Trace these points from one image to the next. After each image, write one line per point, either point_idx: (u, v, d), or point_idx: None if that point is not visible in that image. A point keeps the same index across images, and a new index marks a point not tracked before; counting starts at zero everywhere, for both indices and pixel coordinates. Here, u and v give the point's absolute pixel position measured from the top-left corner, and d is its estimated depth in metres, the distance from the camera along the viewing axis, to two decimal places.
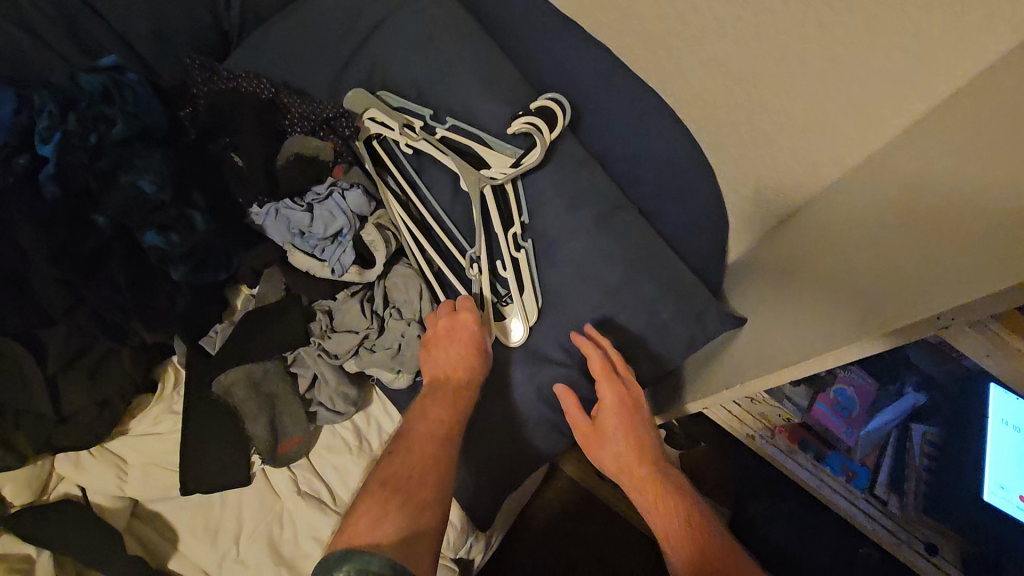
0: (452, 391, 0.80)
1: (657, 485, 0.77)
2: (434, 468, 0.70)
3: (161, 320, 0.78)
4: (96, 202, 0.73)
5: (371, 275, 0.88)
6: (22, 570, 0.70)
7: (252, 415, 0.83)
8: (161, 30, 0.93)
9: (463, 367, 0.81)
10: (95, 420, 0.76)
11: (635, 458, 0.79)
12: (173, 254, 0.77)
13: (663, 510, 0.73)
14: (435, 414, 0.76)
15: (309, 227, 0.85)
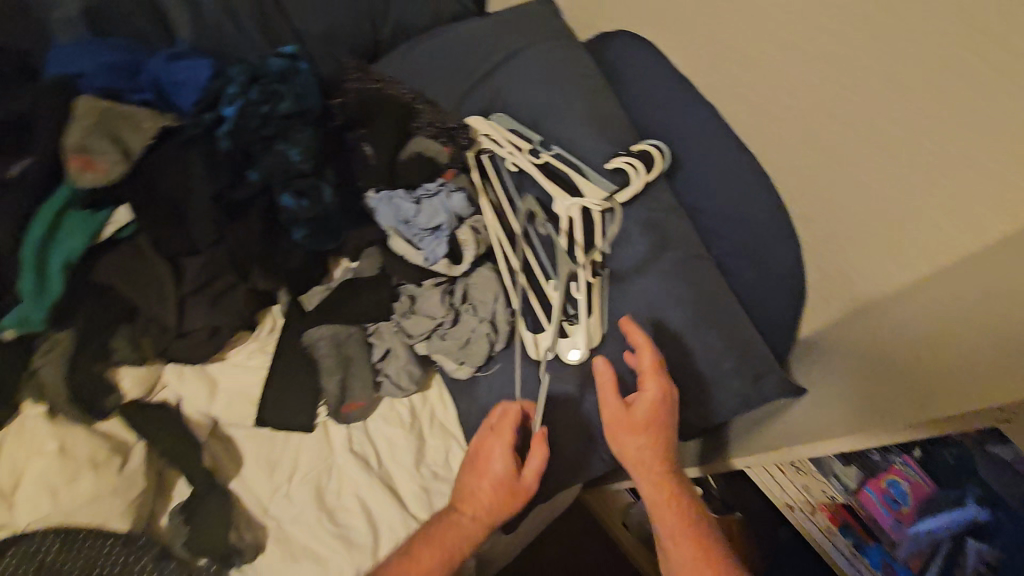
0: (468, 519, 0.82)
1: (676, 508, 0.83)
2: (470, 532, 0.81)
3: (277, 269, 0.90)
4: (252, 160, 0.87)
5: (457, 270, 0.97)
6: (123, 453, 0.80)
7: (328, 369, 0.93)
8: (331, 34, 1.10)
9: (487, 496, 0.82)
10: (206, 341, 0.87)
11: (659, 458, 0.84)
12: (301, 217, 0.89)
13: (682, 534, 0.82)
14: (444, 535, 0.81)
15: (414, 218, 0.95)
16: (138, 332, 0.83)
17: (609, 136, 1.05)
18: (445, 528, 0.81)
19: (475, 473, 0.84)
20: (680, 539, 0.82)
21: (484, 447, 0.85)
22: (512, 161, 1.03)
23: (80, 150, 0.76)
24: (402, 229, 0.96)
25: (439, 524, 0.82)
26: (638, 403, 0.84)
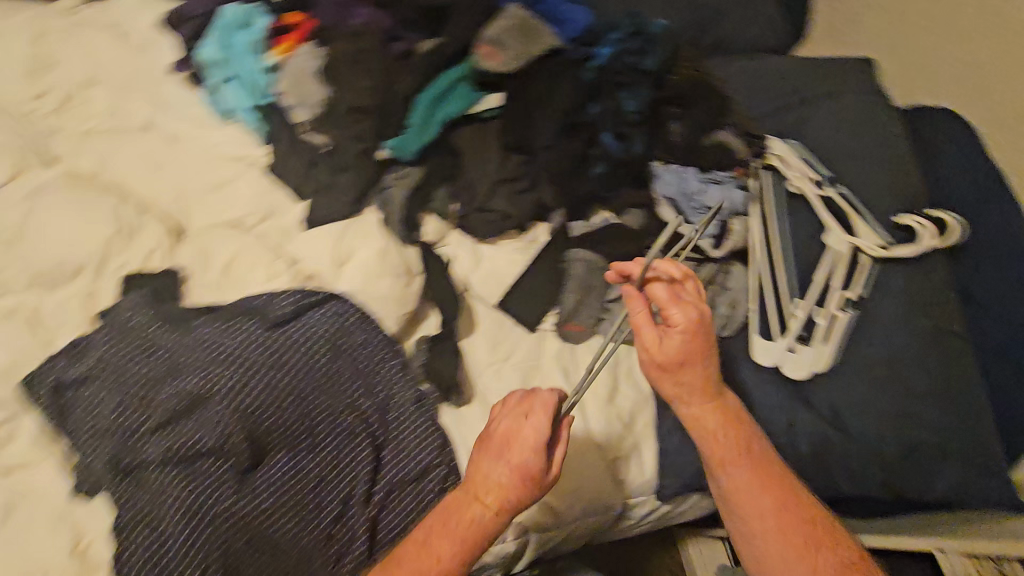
0: (481, 509, 0.72)
1: (720, 445, 0.82)
2: (488, 523, 0.72)
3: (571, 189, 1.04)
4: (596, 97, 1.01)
5: (716, 254, 1.02)
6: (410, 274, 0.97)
7: (572, 287, 1.06)
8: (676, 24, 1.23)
9: (492, 506, 0.72)
10: (496, 222, 1.04)
11: (706, 386, 0.83)
12: (609, 155, 1.03)
13: (776, 510, 0.80)
14: (460, 520, 0.72)
15: (695, 195, 1.04)
16: (455, 192, 1.03)
17: (902, 197, 1.06)
18: (471, 480, 0.74)
19: (473, 467, 0.75)
20: (761, 501, 0.80)
21: (500, 451, 0.74)
22: (796, 183, 1.07)
23: (491, 43, 0.95)
24: (676, 200, 1.06)
25: (466, 482, 0.74)
26: (668, 339, 0.81)
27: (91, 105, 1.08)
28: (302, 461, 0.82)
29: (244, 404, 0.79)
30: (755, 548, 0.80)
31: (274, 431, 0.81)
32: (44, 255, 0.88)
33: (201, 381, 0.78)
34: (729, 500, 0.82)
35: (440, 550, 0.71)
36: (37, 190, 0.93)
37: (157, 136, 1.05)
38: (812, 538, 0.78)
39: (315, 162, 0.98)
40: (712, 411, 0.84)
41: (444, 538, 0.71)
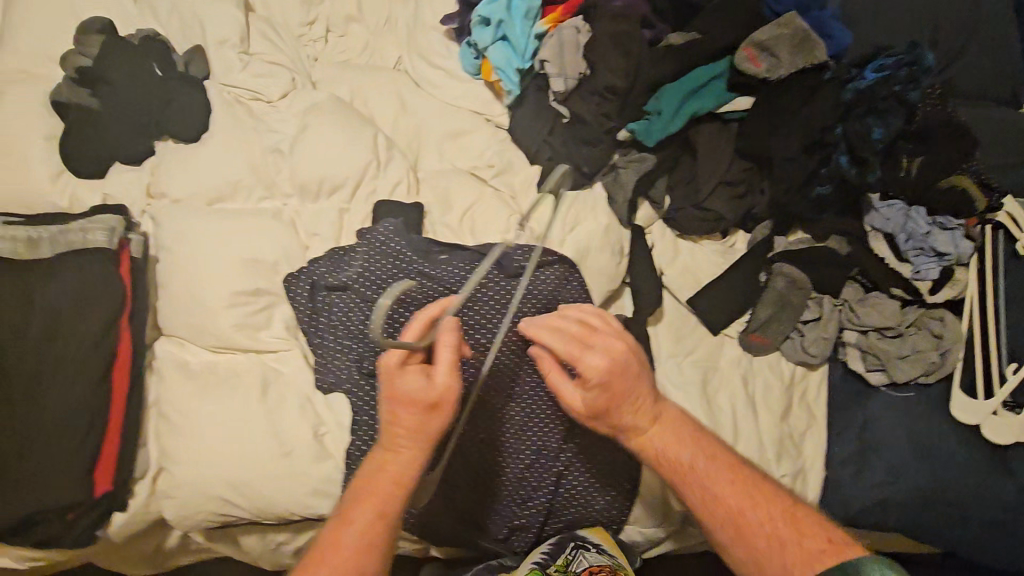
0: (378, 479, 0.70)
1: (681, 445, 0.77)
2: (399, 481, 0.70)
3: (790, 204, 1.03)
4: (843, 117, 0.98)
5: (931, 300, 1.01)
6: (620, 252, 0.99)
7: (766, 300, 1.06)
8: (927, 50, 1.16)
9: (397, 466, 0.70)
10: (707, 222, 1.06)
11: (629, 369, 0.77)
12: (840, 177, 1.01)
13: (765, 521, 0.70)
14: (361, 498, 0.69)
15: (921, 236, 1.01)
16: (673, 184, 1.05)
17: None
18: (348, 506, 0.68)
19: (384, 450, 0.71)
20: (711, 480, 0.74)
21: (383, 457, 0.71)
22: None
23: (757, 47, 0.94)
24: (895, 237, 1.03)
25: (353, 498, 0.69)
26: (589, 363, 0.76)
27: (348, 37, 1.15)
28: (512, 403, 0.90)
29: (476, 341, 0.88)
30: (739, 550, 0.71)
31: (494, 372, 0.89)
32: (308, 168, 0.96)
33: (447, 311, 0.88)
34: (703, 501, 0.74)
35: (371, 528, 0.67)
36: (306, 108, 1.01)
37: (404, 77, 1.11)
38: (779, 521, 0.70)
39: (555, 130, 1.01)
40: (648, 411, 0.78)
41: (355, 518, 0.67)
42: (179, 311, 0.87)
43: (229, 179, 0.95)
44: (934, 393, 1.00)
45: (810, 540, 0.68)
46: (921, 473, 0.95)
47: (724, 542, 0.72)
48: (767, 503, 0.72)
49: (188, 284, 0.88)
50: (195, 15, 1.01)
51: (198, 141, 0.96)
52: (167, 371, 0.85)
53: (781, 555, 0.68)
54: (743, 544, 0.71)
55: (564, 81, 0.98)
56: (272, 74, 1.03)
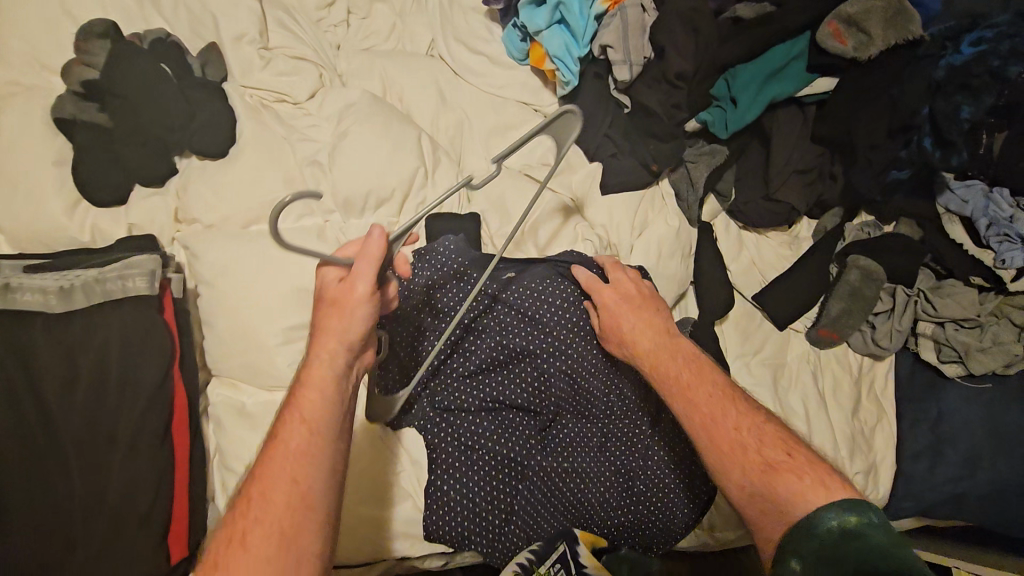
0: (307, 392, 0.65)
1: (666, 361, 0.74)
2: (319, 398, 0.64)
3: (868, 191, 0.94)
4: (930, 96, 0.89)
5: (1015, 287, 0.95)
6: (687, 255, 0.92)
7: (839, 293, 1.01)
8: None
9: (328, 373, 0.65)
10: (779, 212, 0.97)
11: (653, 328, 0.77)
12: (922, 162, 0.94)
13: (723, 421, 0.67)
14: (291, 425, 0.62)
15: (1005, 221, 0.94)
16: (741, 176, 0.99)
17: None
18: (297, 398, 0.65)
19: (324, 356, 0.66)
20: (692, 396, 0.70)
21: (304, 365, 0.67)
22: None
23: (847, 21, 0.85)
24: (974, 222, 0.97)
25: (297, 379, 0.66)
26: (614, 296, 0.79)
27: (372, 20, 1.03)
28: (595, 429, 0.84)
29: (552, 366, 0.82)
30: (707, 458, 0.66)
31: (574, 396, 0.83)
32: (351, 180, 0.87)
33: (522, 338, 0.81)
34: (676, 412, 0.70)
35: (311, 410, 0.64)
36: (340, 110, 0.91)
37: (441, 65, 1.00)
38: (764, 440, 0.64)
39: (614, 122, 0.93)
40: (650, 333, 0.77)
41: (303, 401, 0.64)
42: (228, 351, 0.80)
43: (265, 198, 0.85)
44: (1014, 386, 0.96)
45: (770, 451, 0.63)
46: (1004, 469, 0.92)
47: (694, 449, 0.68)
48: (742, 414, 0.67)
49: (233, 321, 0.80)
50: (206, 9, 0.90)
51: (225, 156, 0.86)
52: (224, 418, 0.79)
53: (743, 467, 0.63)
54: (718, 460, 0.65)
55: (631, 69, 0.87)
56: (298, 71, 0.92)
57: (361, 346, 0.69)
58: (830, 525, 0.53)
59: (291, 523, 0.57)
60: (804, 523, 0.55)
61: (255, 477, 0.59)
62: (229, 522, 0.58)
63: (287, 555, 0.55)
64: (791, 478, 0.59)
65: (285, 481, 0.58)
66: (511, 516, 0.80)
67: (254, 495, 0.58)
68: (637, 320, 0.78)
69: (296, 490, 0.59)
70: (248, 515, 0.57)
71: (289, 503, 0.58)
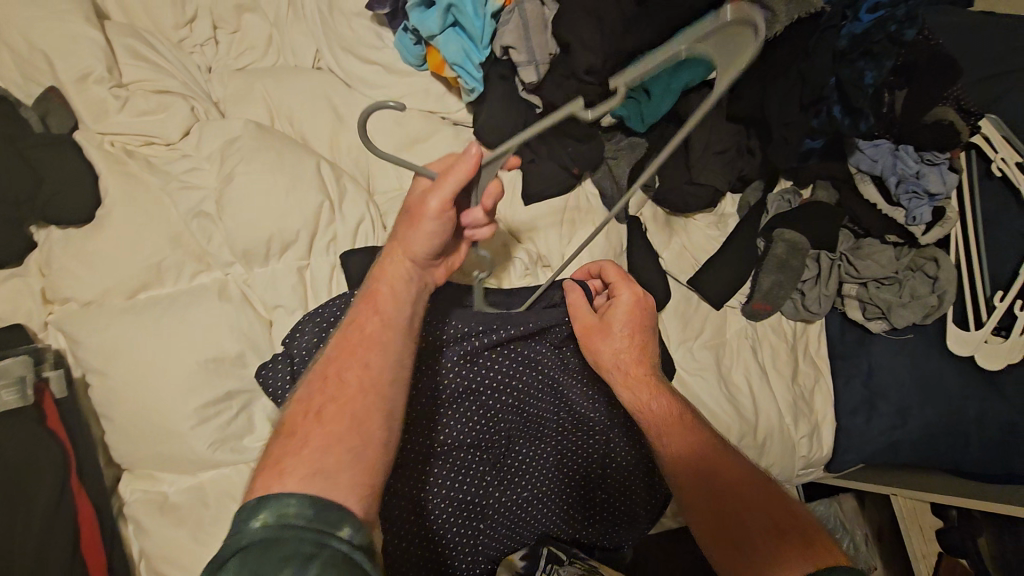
0: (376, 299, 0.64)
1: (656, 400, 0.71)
2: (391, 311, 0.64)
3: (787, 164, 0.94)
4: (835, 64, 0.89)
5: (924, 240, 1.00)
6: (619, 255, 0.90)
7: (770, 267, 1.01)
8: None
9: (400, 282, 0.66)
10: (704, 196, 0.96)
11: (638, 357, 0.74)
12: (834, 130, 0.93)
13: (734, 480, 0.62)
14: (359, 335, 0.61)
15: (911, 177, 0.97)
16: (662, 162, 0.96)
17: None
18: (372, 292, 0.65)
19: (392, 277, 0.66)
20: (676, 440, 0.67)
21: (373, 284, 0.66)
22: (996, 165, 1.04)
23: None
24: (884, 180, 1.00)
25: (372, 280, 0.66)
26: (615, 312, 0.75)
27: (244, 32, 0.91)
28: (555, 455, 0.82)
29: (505, 399, 0.79)
30: (695, 508, 0.63)
31: (529, 424, 0.81)
32: (248, 227, 0.78)
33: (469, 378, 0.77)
34: (664, 445, 0.68)
35: (388, 310, 0.63)
36: (223, 146, 0.81)
37: (332, 80, 0.90)
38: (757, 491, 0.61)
39: (528, 124, 0.87)
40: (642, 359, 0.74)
41: (379, 294, 0.64)
42: (136, 442, 0.71)
43: (149, 262, 0.75)
44: (932, 333, 1.02)
45: (780, 512, 0.59)
46: (930, 413, 0.98)
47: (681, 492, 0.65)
48: (742, 466, 0.64)
49: (136, 410, 0.71)
50: (33, 45, 0.75)
51: (89, 220, 0.74)
52: (145, 519, 0.70)
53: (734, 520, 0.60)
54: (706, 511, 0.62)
55: (536, 69, 0.83)
56: (164, 107, 0.80)
57: (429, 259, 0.68)
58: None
59: (354, 411, 0.56)
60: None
61: (334, 359, 0.60)
62: (306, 396, 0.58)
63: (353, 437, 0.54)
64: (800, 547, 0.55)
65: (351, 375, 0.58)
66: (476, 553, 0.78)
67: (327, 376, 0.58)
68: (634, 341, 0.74)
69: (367, 375, 0.59)
70: (326, 393, 0.57)
71: (360, 390, 0.58)
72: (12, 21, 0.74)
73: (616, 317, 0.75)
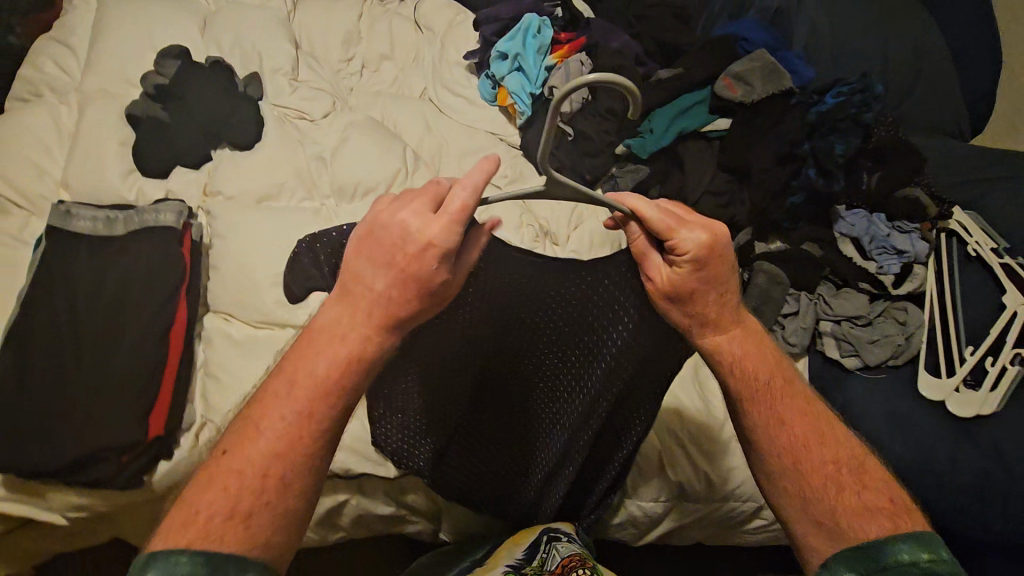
0: (307, 343, 0.62)
1: (760, 363, 0.70)
2: (337, 356, 0.61)
3: (769, 208, 1.15)
4: (807, 135, 1.13)
5: (895, 292, 1.13)
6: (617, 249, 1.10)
7: (754, 294, 1.13)
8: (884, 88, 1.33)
9: (351, 336, 0.61)
10: None
11: (726, 316, 0.70)
12: (812, 187, 1.14)
13: (846, 469, 0.65)
14: (289, 392, 0.60)
15: (880, 237, 1.13)
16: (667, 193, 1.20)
17: None
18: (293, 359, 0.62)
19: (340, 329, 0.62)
20: (783, 410, 0.68)
21: (325, 342, 0.61)
22: (972, 246, 1.14)
23: (735, 78, 1.12)
24: (860, 239, 1.16)
25: (305, 341, 0.62)
26: (687, 267, 0.66)
27: (379, 70, 1.32)
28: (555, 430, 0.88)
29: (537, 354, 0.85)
30: (816, 506, 0.64)
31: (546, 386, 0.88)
32: (347, 172, 1.10)
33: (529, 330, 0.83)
34: (781, 432, 0.67)
35: (303, 384, 0.60)
36: (345, 125, 1.17)
37: (428, 105, 1.28)
38: (847, 466, 0.66)
39: (562, 146, 1.16)
40: (730, 311, 0.70)
41: (314, 356, 0.61)
42: (226, 288, 0.97)
43: (276, 180, 1.08)
44: (906, 376, 1.09)
45: (872, 497, 0.63)
46: (900, 446, 1.03)
47: (775, 450, 0.67)
48: (840, 453, 0.67)
49: (236, 267, 0.98)
50: (255, 50, 1.20)
51: (252, 149, 1.10)
52: (216, 340, 0.94)
53: (827, 494, 0.64)
54: (788, 474, 0.66)
55: (571, 103, 1.14)
56: (316, 97, 1.20)
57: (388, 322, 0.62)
58: (899, 556, 0.58)
59: (280, 497, 0.57)
60: (870, 549, 0.59)
61: (245, 434, 0.58)
62: (215, 466, 0.58)
63: (296, 499, 0.58)
64: (901, 523, 0.61)
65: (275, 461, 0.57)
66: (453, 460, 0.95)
67: (228, 449, 0.58)
68: (711, 299, 0.68)
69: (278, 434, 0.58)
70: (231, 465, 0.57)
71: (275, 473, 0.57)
72: (249, 36, 1.20)
73: (690, 279, 0.67)
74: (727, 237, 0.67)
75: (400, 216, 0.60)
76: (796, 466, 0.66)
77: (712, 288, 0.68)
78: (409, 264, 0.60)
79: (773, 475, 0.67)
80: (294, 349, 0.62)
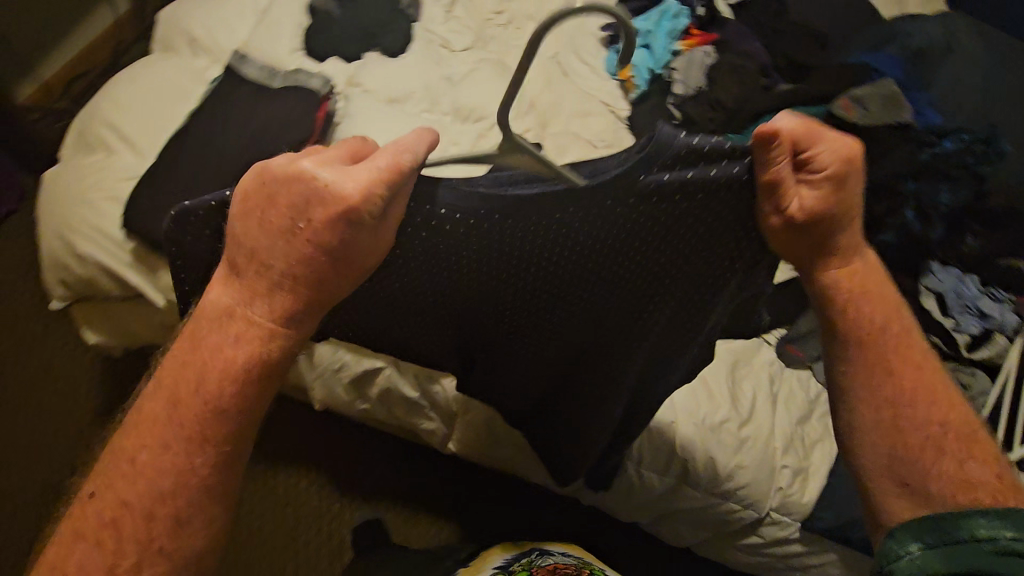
0: (185, 357, 0.60)
1: (877, 305, 0.69)
2: (225, 364, 0.59)
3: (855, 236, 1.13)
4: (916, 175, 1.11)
5: (969, 355, 1.07)
6: None
7: None
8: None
9: (228, 351, 0.59)
10: None
11: (847, 246, 0.67)
12: (905, 229, 1.12)
13: (953, 424, 0.68)
14: (172, 405, 0.59)
15: (968, 297, 1.10)
16: None
17: None
18: (162, 372, 0.62)
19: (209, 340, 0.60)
20: (900, 369, 0.69)
21: (196, 351, 0.60)
22: None
23: (853, 99, 1.13)
24: (945, 295, 1.10)
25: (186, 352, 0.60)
26: (820, 192, 0.62)
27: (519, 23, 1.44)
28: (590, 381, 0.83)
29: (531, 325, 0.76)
30: (919, 450, 0.67)
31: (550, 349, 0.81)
32: (467, 97, 1.23)
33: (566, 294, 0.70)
34: (897, 379, 0.69)
35: (184, 410, 0.59)
36: (477, 61, 1.31)
37: (555, 64, 1.33)
38: (952, 427, 0.68)
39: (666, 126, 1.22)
40: (852, 240, 0.67)
41: (189, 375, 0.60)
42: None
43: (406, 88, 1.22)
44: None
45: (979, 467, 0.66)
46: None
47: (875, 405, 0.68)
48: (945, 400, 0.69)
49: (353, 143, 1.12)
50: None
51: (396, 56, 1.27)
52: None
53: (922, 457, 0.67)
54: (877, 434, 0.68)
55: (684, 88, 1.22)
56: (462, 32, 1.35)
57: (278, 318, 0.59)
58: (980, 530, 0.59)
59: (189, 511, 0.59)
60: (949, 522, 0.62)
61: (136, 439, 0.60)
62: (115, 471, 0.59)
63: (203, 514, 0.60)
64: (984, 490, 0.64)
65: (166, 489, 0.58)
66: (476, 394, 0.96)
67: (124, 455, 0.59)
68: (839, 225, 0.65)
69: (181, 455, 0.58)
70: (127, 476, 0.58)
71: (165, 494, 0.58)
72: None
73: (822, 208, 0.63)
74: (860, 144, 0.61)
75: (300, 161, 0.56)
76: (897, 420, 0.68)
77: (840, 214, 0.64)
78: (291, 255, 0.57)
79: (869, 442, 0.70)
80: (170, 360, 0.61)
